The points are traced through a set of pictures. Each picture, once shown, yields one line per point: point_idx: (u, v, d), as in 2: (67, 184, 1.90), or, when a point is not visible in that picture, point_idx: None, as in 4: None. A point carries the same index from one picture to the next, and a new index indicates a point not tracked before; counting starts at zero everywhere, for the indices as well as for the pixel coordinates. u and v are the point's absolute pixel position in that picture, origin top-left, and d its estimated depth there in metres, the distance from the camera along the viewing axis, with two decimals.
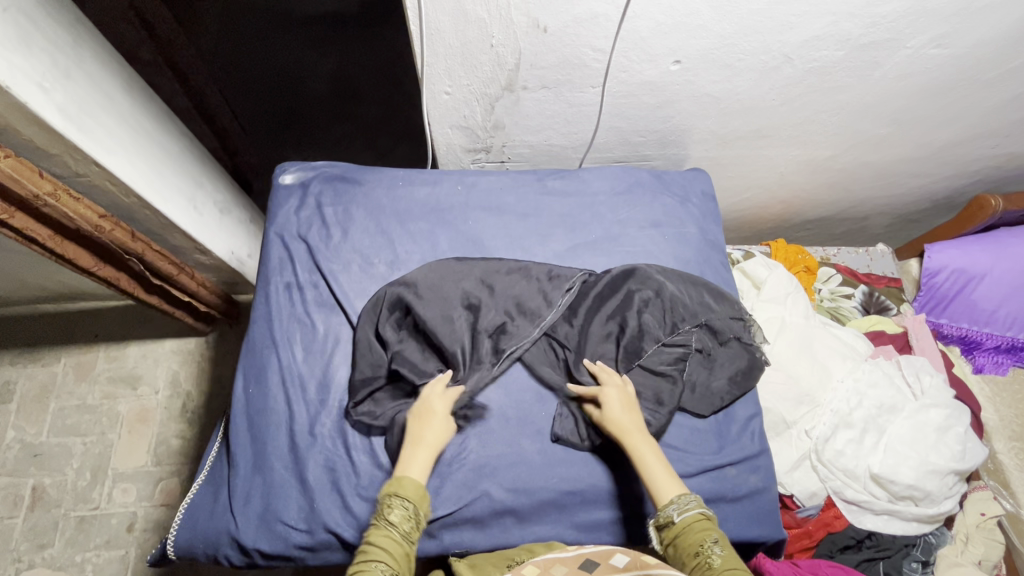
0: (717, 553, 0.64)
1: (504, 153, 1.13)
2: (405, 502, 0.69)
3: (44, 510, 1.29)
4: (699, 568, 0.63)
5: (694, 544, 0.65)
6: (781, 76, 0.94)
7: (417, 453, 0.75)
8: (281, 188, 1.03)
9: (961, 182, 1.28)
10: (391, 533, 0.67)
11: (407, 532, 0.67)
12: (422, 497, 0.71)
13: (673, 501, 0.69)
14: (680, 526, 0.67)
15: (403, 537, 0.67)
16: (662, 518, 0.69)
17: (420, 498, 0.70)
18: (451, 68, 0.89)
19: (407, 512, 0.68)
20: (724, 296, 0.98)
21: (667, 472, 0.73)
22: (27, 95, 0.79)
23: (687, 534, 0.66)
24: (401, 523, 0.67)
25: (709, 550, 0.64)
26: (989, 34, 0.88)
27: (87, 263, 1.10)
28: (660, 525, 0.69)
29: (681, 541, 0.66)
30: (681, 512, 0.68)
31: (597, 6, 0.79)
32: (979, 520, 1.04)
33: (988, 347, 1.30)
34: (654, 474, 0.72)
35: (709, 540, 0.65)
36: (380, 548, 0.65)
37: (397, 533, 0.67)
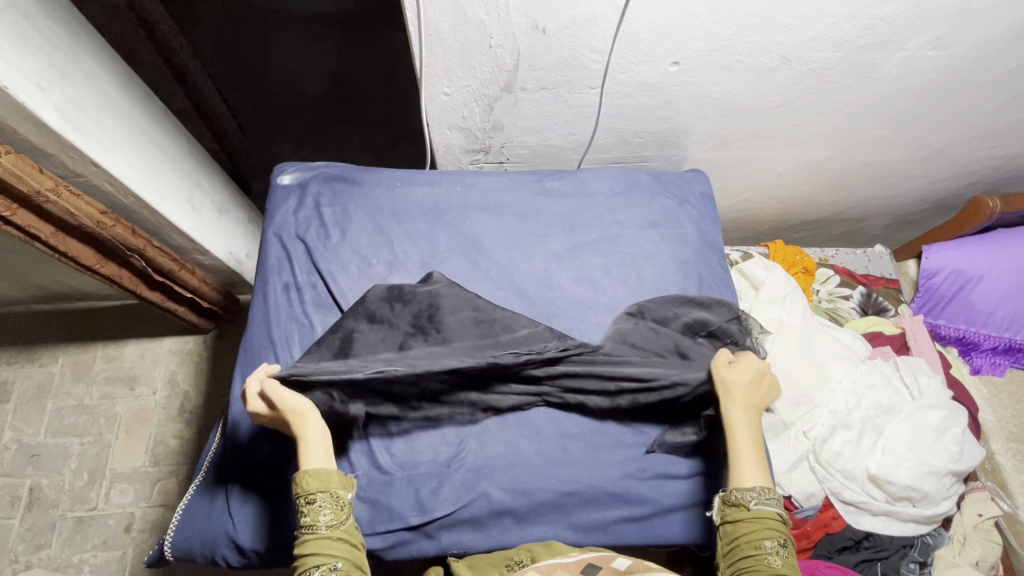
0: (777, 554, 0.68)
1: (503, 154, 1.13)
2: (320, 499, 0.68)
3: (41, 511, 1.28)
4: (755, 559, 0.68)
5: (758, 536, 0.69)
6: (779, 78, 0.94)
7: (309, 450, 0.71)
8: (280, 189, 1.03)
9: (959, 183, 1.29)
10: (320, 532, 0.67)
11: (335, 521, 0.68)
12: (330, 478, 0.69)
13: (756, 489, 0.72)
14: (752, 514, 0.71)
15: (329, 528, 0.67)
16: (736, 497, 0.72)
17: (329, 485, 0.69)
18: (449, 69, 0.89)
19: (328, 504, 0.68)
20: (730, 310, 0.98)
21: (757, 461, 0.74)
22: (24, 94, 0.79)
23: (755, 524, 0.70)
24: (323, 521, 0.67)
25: (770, 548, 0.68)
26: (986, 36, 0.88)
27: (89, 261, 1.09)
28: (729, 501, 0.73)
29: (746, 529, 0.70)
30: (757, 503, 0.71)
31: (596, 7, 0.79)
32: (976, 520, 1.05)
33: (986, 348, 1.30)
34: (745, 456, 0.74)
35: (771, 539, 0.69)
36: (315, 556, 0.65)
37: (325, 529, 0.67)
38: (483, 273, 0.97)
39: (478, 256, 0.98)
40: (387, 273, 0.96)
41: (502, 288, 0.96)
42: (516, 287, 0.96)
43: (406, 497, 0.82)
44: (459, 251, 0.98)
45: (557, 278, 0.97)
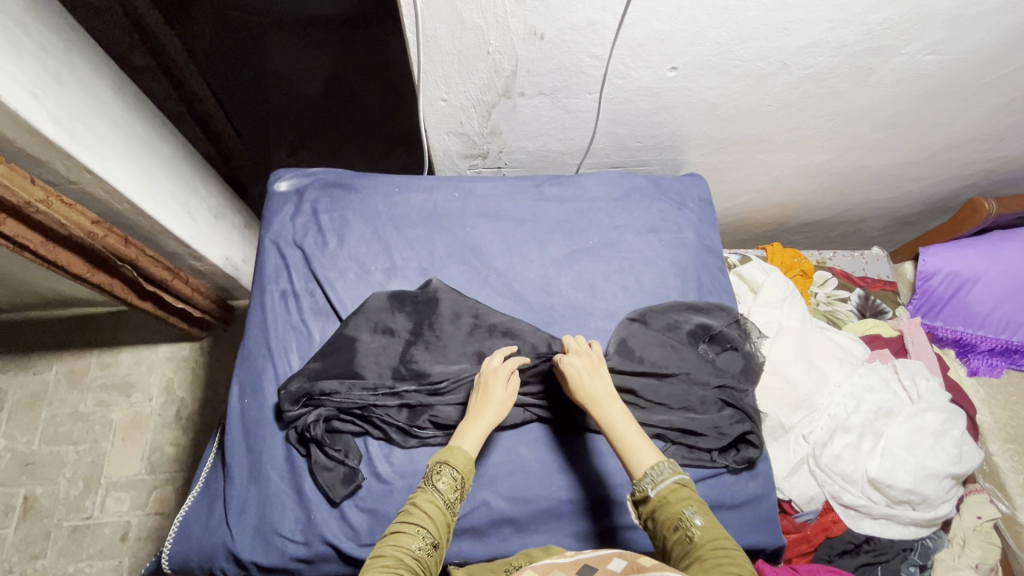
0: (696, 525, 0.62)
1: (501, 159, 1.13)
2: (455, 474, 0.69)
3: (36, 519, 1.27)
4: (681, 542, 0.62)
5: (673, 518, 0.63)
6: (777, 82, 0.94)
7: (473, 428, 0.74)
8: (277, 195, 1.02)
9: (955, 185, 1.29)
10: (435, 499, 0.67)
11: (450, 502, 0.68)
12: (470, 471, 0.71)
13: (648, 473, 0.67)
14: (657, 499, 0.65)
15: (445, 505, 0.67)
16: (639, 492, 0.67)
17: (469, 473, 0.70)
18: (447, 74, 0.89)
19: (456, 482, 0.69)
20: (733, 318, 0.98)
21: (640, 438, 0.71)
22: (17, 102, 0.78)
23: (665, 508, 0.65)
24: (447, 491, 0.67)
25: (687, 522, 0.63)
26: (982, 41, 0.89)
27: (80, 271, 1.08)
28: (637, 500, 0.68)
29: (661, 516, 0.64)
30: (656, 485, 0.66)
31: (594, 13, 0.79)
32: (976, 523, 1.05)
33: (983, 349, 1.31)
34: (629, 438, 0.71)
35: (687, 511, 0.64)
36: (422, 514, 0.65)
37: (440, 502, 0.67)
38: (483, 279, 0.97)
39: (476, 262, 0.98)
40: (385, 278, 0.96)
41: (501, 294, 0.96)
42: (515, 293, 0.96)
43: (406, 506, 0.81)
44: (459, 257, 0.98)
45: (555, 284, 0.97)
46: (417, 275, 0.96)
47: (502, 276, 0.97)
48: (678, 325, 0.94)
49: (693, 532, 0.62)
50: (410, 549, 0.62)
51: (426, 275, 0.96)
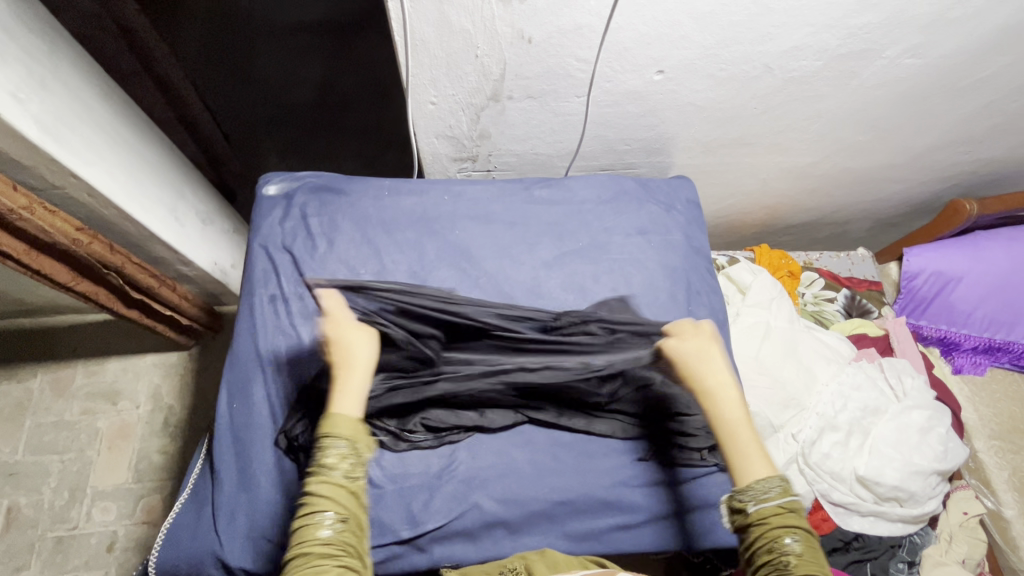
0: (792, 552, 0.62)
1: (490, 162, 1.13)
2: (342, 445, 0.69)
3: (20, 531, 1.25)
4: (772, 564, 0.63)
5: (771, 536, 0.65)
6: (761, 86, 0.96)
7: (346, 388, 0.77)
8: (265, 199, 1.02)
9: (937, 186, 1.32)
10: (332, 479, 0.67)
11: (348, 473, 0.68)
12: (358, 434, 0.72)
13: (752, 486, 0.68)
14: (754, 516, 0.67)
15: (342, 479, 0.67)
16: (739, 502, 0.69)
17: (356, 436, 0.71)
18: (435, 78, 0.89)
19: (344, 453, 0.69)
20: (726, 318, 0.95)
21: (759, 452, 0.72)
22: (0, 106, 0.77)
23: (762, 526, 0.66)
24: (341, 465, 0.68)
25: (783, 549, 0.63)
26: (960, 45, 0.91)
27: (64, 279, 1.07)
28: (734, 507, 0.69)
29: (757, 533, 0.66)
30: (761, 502, 0.67)
31: (581, 17, 0.80)
32: (962, 519, 1.06)
33: (967, 348, 1.33)
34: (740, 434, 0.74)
35: (785, 536, 0.64)
36: (327, 497, 0.66)
37: (336, 478, 0.67)
38: (475, 282, 0.96)
39: (469, 264, 0.98)
40: (376, 280, 0.95)
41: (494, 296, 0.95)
42: (506, 295, 0.96)
43: (397, 510, 0.81)
44: (451, 259, 0.98)
45: (546, 285, 0.97)
46: (408, 278, 0.96)
47: (493, 278, 0.97)
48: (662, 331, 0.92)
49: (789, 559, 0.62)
50: (315, 540, 0.63)
51: (418, 279, 0.96)
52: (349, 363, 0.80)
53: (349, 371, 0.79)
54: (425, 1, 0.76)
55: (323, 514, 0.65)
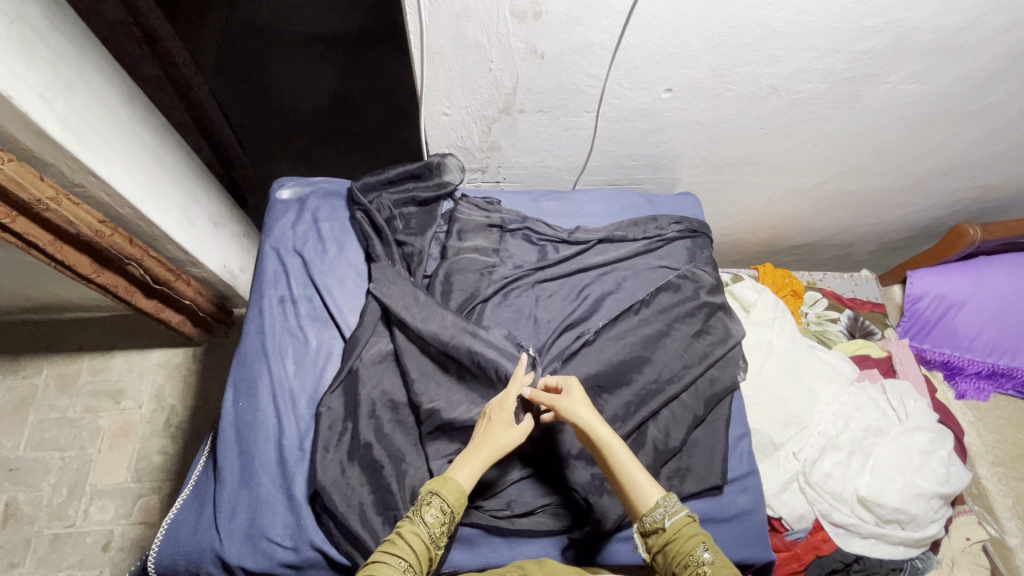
0: None
1: (499, 174, 1.15)
2: (445, 508, 0.70)
3: (17, 526, 1.25)
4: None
5: (684, 553, 0.67)
6: (768, 107, 0.98)
7: (476, 461, 0.75)
8: (279, 203, 1.04)
9: (940, 212, 1.33)
10: (419, 531, 0.69)
11: (434, 537, 0.69)
12: (461, 506, 0.72)
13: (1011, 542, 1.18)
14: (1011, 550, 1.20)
15: (429, 538, 0.69)
16: (650, 524, 0.69)
17: (458, 509, 0.71)
18: (449, 90, 0.92)
19: (443, 517, 0.70)
20: (693, 355, 0.95)
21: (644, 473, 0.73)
22: (27, 105, 0.80)
23: (677, 542, 0.68)
24: (433, 525, 0.69)
25: None
26: (963, 73, 0.93)
27: (86, 269, 1.10)
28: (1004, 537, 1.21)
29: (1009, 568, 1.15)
30: (670, 517, 0.69)
31: (593, 35, 0.82)
32: (964, 544, 1.06)
33: (970, 372, 1.33)
34: (637, 477, 0.72)
35: None
36: (384, 551, 0.67)
37: (425, 536, 0.69)
38: (492, 276, 0.99)
39: (502, 257, 1.02)
40: (457, 239, 1.01)
41: (529, 278, 0.99)
42: (521, 286, 0.99)
43: None
44: (463, 249, 1.00)
45: (618, 243, 1.05)
46: (495, 253, 1.01)
47: (494, 275, 0.99)
48: (618, 344, 0.94)
49: (703, 569, 0.65)
50: None
51: (501, 232, 1.04)
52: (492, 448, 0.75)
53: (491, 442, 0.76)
54: (443, 16, 0.79)
55: (400, 560, 0.66)
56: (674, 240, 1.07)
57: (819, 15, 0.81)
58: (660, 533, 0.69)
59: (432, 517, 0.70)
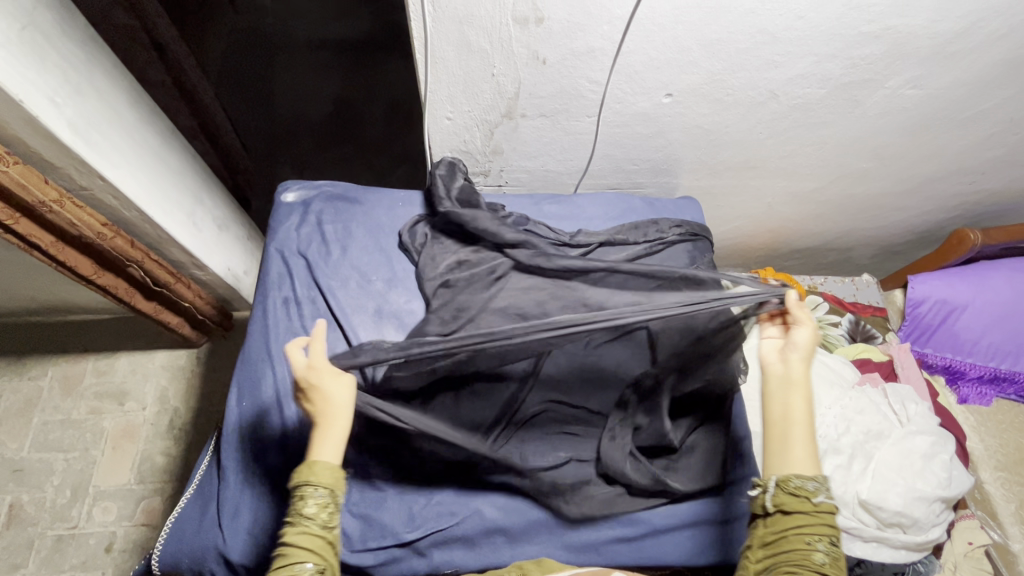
0: None
1: (501, 178, 1.16)
2: (322, 491, 0.60)
3: (20, 528, 1.25)
4: None
5: (808, 533, 0.60)
6: (767, 111, 0.99)
7: (333, 431, 0.63)
8: (283, 206, 1.06)
9: (940, 216, 1.34)
10: (309, 527, 0.59)
11: (328, 521, 0.60)
12: (340, 479, 0.62)
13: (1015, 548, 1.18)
14: None
15: (321, 528, 0.59)
16: (798, 483, 0.62)
17: (338, 484, 0.61)
18: (452, 95, 0.93)
19: (326, 501, 0.60)
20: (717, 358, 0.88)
21: (812, 449, 0.65)
22: (37, 109, 0.81)
23: (807, 518, 0.61)
24: (318, 514, 0.59)
25: None
26: (960, 78, 0.94)
27: (86, 271, 1.11)
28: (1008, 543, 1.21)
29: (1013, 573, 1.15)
30: (823, 497, 0.61)
31: (593, 41, 0.83)
32: (966, 549, 1.06)
33: (972, 377, 1.33)
34: (803, 447, 0.65)
35: None
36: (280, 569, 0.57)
37: (315, 529, 0.59)
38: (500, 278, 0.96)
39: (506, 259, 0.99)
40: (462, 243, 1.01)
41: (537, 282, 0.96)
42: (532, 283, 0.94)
43: (399, 512, 0.83)
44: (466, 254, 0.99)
45: (620, 246, 1.05)
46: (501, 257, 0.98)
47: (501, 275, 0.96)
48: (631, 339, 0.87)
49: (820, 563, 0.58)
50: None
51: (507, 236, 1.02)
52: (329, 411, 0.64)
53: (332, 411, 0.64)
54: (446, 21, 0.80)
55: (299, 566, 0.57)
56: (675, 243, 1.07)
57: (817, 21, 0.82)
58: (803, 502, 0.61)
59: (311, 510, 0.59)
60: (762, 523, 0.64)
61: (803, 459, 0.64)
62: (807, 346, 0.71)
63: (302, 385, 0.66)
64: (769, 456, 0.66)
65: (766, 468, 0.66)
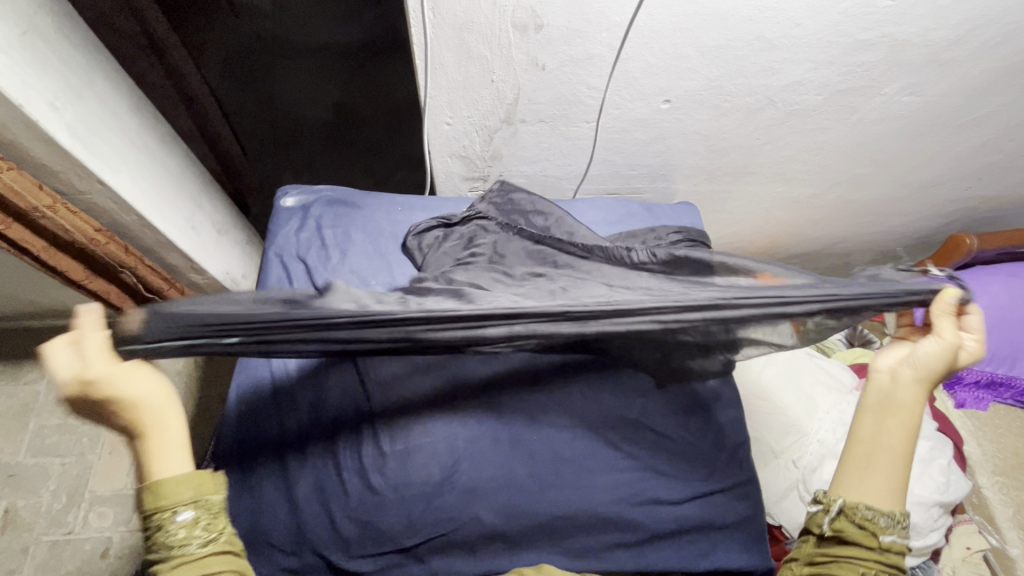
0: None
1: (501, 183, 1.17)
2: (183, 506, 0.56)
3: (15, 533, 1.24)
4: None
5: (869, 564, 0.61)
6: (765, 117, 0.99)
7: (166, 437, 0.59)
8: (282, 210, 1.07)
9: (936, 221, 1.35)
10: (190, 550, 0.56)
11: (207, 537, 0.57)
12: (204, 484, 0.58)
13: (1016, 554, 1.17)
14: None
15: (201, 547, 0.56)
16: (872, 515, 0.62)
17: (201, 490, 0.58)
18: (452, 100, 0.93)
19: (195, 518, 0.57)
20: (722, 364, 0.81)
21: (895, 475, 0.64)
22: (37, 114, 0.81)
23: (865, 549, 0.61)
24: (188, 535, 0.56)
25: None
26: (956, 85, 0.94)
27: (77, 275, 1.13)
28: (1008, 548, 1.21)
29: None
30: (894, 531, 0.61)
31: (593, 47, 0.84)
32: (965, 554, 1.06)
33: (969, 382, 1.35)
34: (893, 476, 0.63)
35: None
36: None
37: (194, 547, 0.56)
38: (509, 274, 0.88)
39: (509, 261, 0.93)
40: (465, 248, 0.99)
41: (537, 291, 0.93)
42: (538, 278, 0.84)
43: (398, 517, 0.81)
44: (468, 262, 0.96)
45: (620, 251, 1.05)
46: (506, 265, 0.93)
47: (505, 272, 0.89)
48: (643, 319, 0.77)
49: None
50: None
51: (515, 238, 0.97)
52: (146, 416, 0.59)
53: (154, 419, 0.59)
54: (447, 28, 0.80)
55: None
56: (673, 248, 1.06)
57: (814, 28, 0.82)
58: (869, 535, 0.61)
59: (183, 532, 0.56)
60: (813, 542, 0.65)
61: (880, 488, 0.63)
62: (932, 365, 0.63)
63: (93, 393, 0.57)
64: (842, 475, 0.65)
65: (836, 485, 0.65)
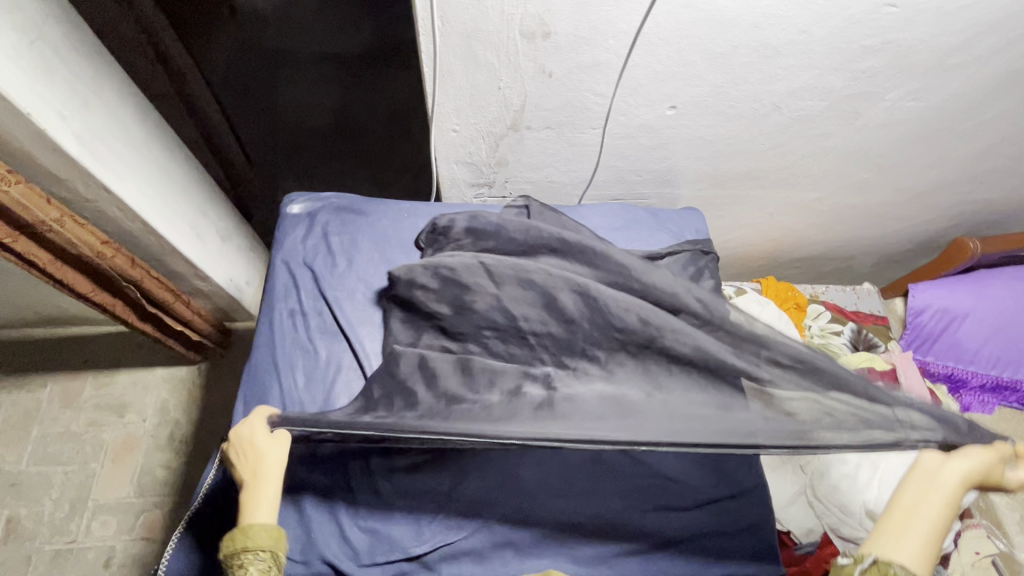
0: None
1: (506, 189, 1.17)
2: (262, 556, 0.67)
3: (17, 542, 1.24)
4: None
5: None
6: (769, 123, 1.00)
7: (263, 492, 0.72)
8: (289, 218, 1.07)
9: (940, 225, 1.35)
10: None
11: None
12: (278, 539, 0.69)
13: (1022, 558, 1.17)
14: None
15: None
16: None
17: (277, 542, 0.69)
18: (458, 107, 0.94)
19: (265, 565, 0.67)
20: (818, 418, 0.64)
21: (923, 551, 0.63)
22: (45, 123, 0.81)
23: None
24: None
25: None
26: (959, 90, 0.95)
27: (85, 289, 1.10)
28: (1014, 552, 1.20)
29: None
30: None
31: (599, 55, 0.84)
32: (974, 558, 1.06)
33: (975, 386, 1.33)
34: (920, 550, 0.63)
35: None
36: None
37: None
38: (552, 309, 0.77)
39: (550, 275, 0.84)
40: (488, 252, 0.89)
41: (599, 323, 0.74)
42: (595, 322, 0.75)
43: (407, 525, 0.82)
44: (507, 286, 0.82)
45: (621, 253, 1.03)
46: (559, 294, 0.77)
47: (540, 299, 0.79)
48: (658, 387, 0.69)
49: None
50: None
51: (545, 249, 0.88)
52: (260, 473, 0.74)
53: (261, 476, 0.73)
54: (454, 36, 0.81)
55: None
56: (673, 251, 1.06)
57: (819, 35, 0.83)
58: None
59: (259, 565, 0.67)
60: None
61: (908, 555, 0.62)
62: (980, 468, 0.64)
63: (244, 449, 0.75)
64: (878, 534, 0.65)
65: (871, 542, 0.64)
